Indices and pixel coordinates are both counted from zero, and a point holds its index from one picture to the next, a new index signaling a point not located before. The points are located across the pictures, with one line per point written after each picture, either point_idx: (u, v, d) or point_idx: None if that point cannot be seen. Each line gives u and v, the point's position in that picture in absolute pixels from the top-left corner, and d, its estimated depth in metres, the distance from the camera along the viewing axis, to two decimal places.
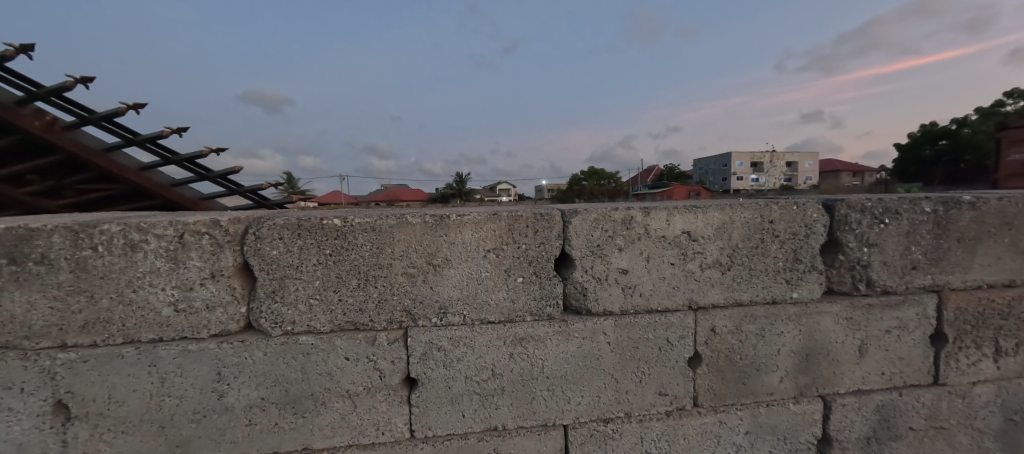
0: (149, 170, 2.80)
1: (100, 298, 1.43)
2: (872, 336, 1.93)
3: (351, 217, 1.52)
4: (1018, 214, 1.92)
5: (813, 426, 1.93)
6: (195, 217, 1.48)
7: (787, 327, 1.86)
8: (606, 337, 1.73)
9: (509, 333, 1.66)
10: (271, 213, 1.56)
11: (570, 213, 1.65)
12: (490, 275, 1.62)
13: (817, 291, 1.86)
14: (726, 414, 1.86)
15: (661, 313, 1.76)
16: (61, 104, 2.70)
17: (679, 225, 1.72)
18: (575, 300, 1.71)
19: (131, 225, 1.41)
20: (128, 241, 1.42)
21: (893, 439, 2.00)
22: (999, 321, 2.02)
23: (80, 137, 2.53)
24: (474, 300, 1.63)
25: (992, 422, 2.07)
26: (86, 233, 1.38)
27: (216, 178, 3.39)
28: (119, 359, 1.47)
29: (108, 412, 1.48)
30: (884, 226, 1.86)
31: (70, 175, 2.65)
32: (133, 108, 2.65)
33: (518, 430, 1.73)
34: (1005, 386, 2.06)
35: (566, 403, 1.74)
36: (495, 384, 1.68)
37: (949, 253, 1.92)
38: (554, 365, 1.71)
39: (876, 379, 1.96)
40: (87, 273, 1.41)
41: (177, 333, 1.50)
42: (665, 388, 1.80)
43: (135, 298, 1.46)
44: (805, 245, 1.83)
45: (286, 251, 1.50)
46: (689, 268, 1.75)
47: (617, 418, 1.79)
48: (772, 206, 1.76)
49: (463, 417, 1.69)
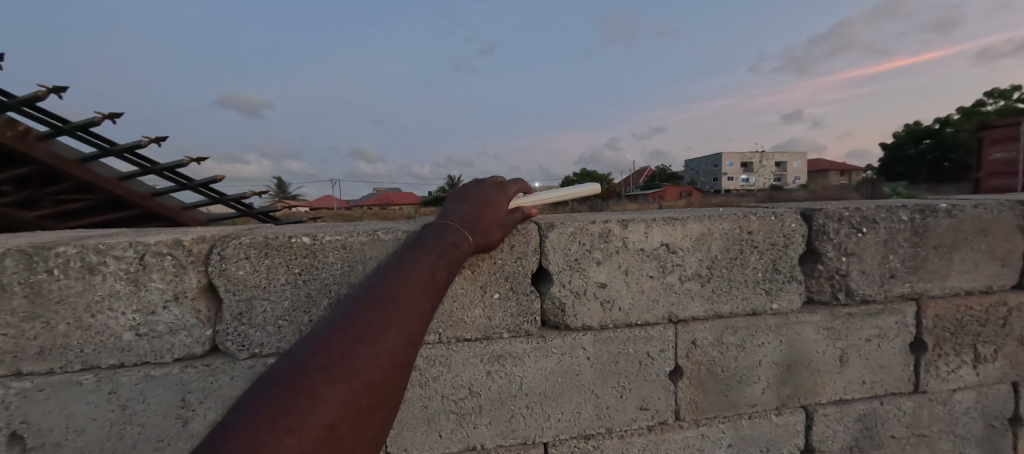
0: (130, 180, 2.73)
1: (56, 324, 1.37)
2: (853, 345, 1.93)
3: (321, 235, 1.48)
4: (992, 221, 1.95)
5: (795, 436, 1.92)
6: (158, 237, 1.43)
7: (767, 338, 1.85)
8: (585, 352, 1.71)
9: (486, 350, 1.63)
10: (239, 231, 1.52)
11: (547, 227, 1.61)
12: (465, 292, 1.58)
13: (797, 302, 1.85)
14: (708, 427, 1.84)
15: (641, 327, 1.74)
16: (35, 114, 2.63)
17: (657, 237, 1.70)
18: (553, 316, 1.68)
19: (88, 247, 1.35)
20: (85, 263, 1.36)
21: (876, 448, 1.99)
22: (977, 328, 2.03)
23: (56, 148, 2.46)
24: (449, 318, 1.59)
25: (973, 427, 2.07)
26: (41, 255, 1.32)
27: (198, 187, 3.33)
28: (77, 386, 1.40)
29: (66, 441, 1.42)
30: (862, 235, 1.86)
31: (49, 185, 2.58)
32: (110, 118, 2.60)
33: (496, 448, 1.69)
34: (984, 392, 2.06)
35: (545, 420, 1.71)
36: (473, 402, 1.65)
37: (926, 261, 1.93)
38: (532, 382, 1.68)
39: (857, 388, 1.95)
40: (42, 298, 1.35)
41: (140, 358, 1.45)
42: (645, 403, 1.78)
43: (94, 323, 1.40)
44: (784, 255, 1.82)
45: (253, 271, 1.46)
46: (668, 280, 1.73)
47: (598, 434, 1.76)
48: (750, 216, 1.76)
49: (440, 437, 1.65)
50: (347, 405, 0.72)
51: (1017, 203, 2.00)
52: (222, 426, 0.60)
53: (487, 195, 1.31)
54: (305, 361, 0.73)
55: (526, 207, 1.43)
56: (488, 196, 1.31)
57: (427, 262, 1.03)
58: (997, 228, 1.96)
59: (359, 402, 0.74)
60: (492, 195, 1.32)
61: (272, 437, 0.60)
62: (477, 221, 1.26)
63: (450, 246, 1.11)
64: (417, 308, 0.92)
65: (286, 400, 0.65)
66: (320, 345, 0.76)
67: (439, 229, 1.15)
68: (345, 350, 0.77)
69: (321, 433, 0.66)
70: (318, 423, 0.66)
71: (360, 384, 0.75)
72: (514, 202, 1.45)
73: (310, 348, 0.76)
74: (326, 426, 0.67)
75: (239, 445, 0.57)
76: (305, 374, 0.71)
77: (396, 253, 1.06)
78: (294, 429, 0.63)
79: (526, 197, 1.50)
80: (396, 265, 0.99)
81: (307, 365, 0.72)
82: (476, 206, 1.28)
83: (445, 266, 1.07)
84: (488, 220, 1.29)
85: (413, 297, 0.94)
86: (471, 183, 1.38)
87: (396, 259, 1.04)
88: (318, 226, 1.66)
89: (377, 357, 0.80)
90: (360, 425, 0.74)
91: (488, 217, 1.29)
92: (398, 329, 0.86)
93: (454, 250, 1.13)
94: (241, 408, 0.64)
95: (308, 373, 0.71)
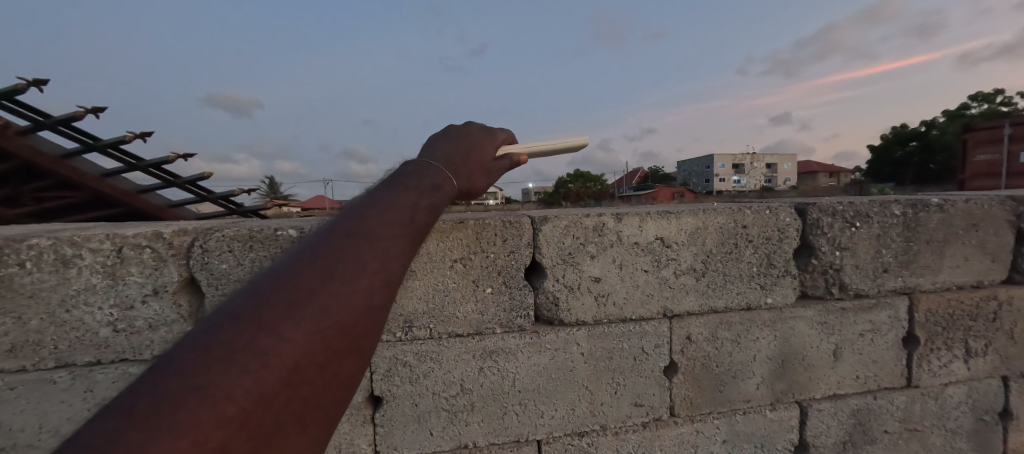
0: (114, 176, 2.65)
1: (28, 320, 1.31)
2: (847, 339, 1.92)
3: (308, 227, 1.44)
4: (983, 216, 1.96)
5: (790, 432, 1.91)
6: (136, 229, 1.38)
7: (761, 333, 1.84)
8: (579, 348, 1.68)
9: (478, 346, 1.59)
10: (222, 224, 1.47)
11: (540, 220, 1.59)
12: (457, 286, 1.55)
13: (791, 296, 1.85)
14: (702, 423, 1.82)
15: (635, 322, 1.72)
16: (13, 107, 2.54)
17: (652, 231, 1.68)
18: (547, 311, 1.65)
19: (63, 239, 1.30)
20: (59, 256, 1.30)
21: (869, 443, 1.99)
22: (968, 322, 2.03)
23: (35, 142, 2.38)
24: (440, 313, 1.55)
25: (964, 422, 2.08)
26: (12, 248, 1.26)
27: (184, 183, 3.25)
28: (51, 384, 1.35)
29: (38, 443, 1.36)
30: (855, 229, 1.86)
31: (30, 182, 2.49)
32: (91, 112, 2.53)
33: (489, 447, 1.66)
34: (975, 386, 2.07)
35: (539, 417, 1.68)
36: (465, 399, 1.61)
37: (919, 256, 1.93)
38: (525, 379, 1.64)
39: (851, 383, 1.95)
40: (13, 292, 1.28)
41: (117, 355, 1.39)
42: (640, 399, 1.75)
43: (69, 319, 1.34)
44: (779, 249, 1.81)
45: (236, 264, 1.41)
46: (663, 275, 1.71)
47: (592, 431, 1.74)
48: (744, 210, 1.75)
49: (431, 435, 1.61)
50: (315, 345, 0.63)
51: (1006, 198, 2.01)
52: (163, 365, 0.54)
53: (470, 145, 1.27)
54: (268, 296, 0.64)
55: (515, 154, 1.37)
56: (471, 145, 1.27)
57: (409, 199, 0.94)
58: (987, 223, 1.97)
59: (331, 344, 0.65)
60: (474, 143, 1.28)
61: (223, 379, 0.53)
62: (460, 165, 1.20)
63: (432, 188, 1.04)
64: (399, 246, 0.82)
65: (242, 338, 0.57)
66: (285, 279, 0.67)
67: (422, 171, 1.07)
68: (314, 286, 0.67)
69: (282, 375, 0.58)
70: (279, 365, 0.58)
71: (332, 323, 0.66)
72: (504, 149, 1.39)
73: (274, 281, 0.67)
74: (288, 366, 0.59)
75: (179, 389, 0.50)
76: (267, 309, 0.62)
77: (377, 188, 0.96)
78: (252, 370, 0.56)
79: (512, 146, 1.43)
80: (376, 199, 0.89)
81: (268, 301, 0.63)
82: (460, 150, 1.23)
83: (428, 207, 0.99)
84: (470, 167, 1.23)
85: (395, 234, 0.83)
86: (454, 130, 1.31)
87: (378, 194, 0.92)
88: (305, 219, 1.62)
89: (353, 297, 0.69)
90: (330, 368, 0.66)
91: (471, 163, 1.23)
92: (376, 266, 0.75)
93: (437, 193, 1.05)
94: (189, 346, 0.56)
95: (268, 309, 0.62)
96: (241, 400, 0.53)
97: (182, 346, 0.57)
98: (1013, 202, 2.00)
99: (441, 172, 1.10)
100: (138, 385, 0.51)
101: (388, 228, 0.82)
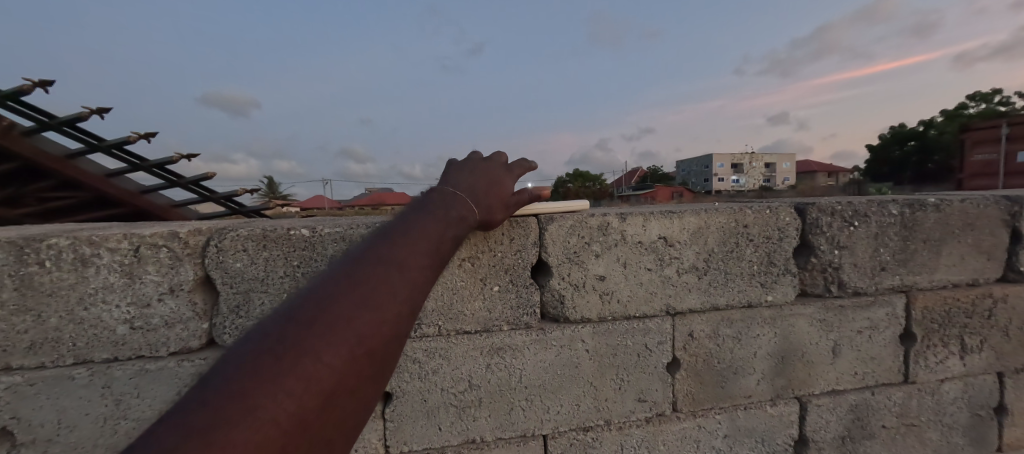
0: (119, 176, 2.67)
1: (48, 318, 1.34)
2: (845, 336, 1.97)
3: (320, 227, 1.47)
4: (978, 216, 2.00)
5: (790, 427, 1.95)
6: (153, 229, 1.41)
7: (762, 330, 1.88)
8: (584, 345, 1.72)
9: (486, 343, 1.63)
10: (236, 224, 1.50)
11: (546, 219, 1.62)
12: (465, 284, 1.58)
13: (790, 294, 1.88)
14: (704, 418, 1.86)
15: (639, 319, 1.76)
16: (20, 108, 2.57)
17: (655, 230, 1.72)
18: (553, 309, 1.69)
19: (81, 239, 1.33)
20: (78, 255, 1.33)
21: (867, 438, 2.03)
22: (964, 319, 2.08)
23: (42, 143, 2.40)
24: (449, 311, 1.59)
25: (960, 417, 2.12)
26: (32, 247, 1.29)
27: (189, 183, 3.28)
28: (69, 381, 1.38)
29: (57, 437, 1.39)
30: (853, 228, 1.90)
31: (36, 182, 2.52)
32: (98, 113, 2.56)
33: (496, 441, 1.69)
34: (971, 382, 2.11)
35: (545, 412, 1.71)
36: (472, 395, 1.65)
37: (916, 254, 1.97)
38: (531, 375, 1.68)
39: (850, 379, 1.99)
40: (33, 291, 1.32)
41: (134, 352, 1.42)
42: (644, 395, 1.79)
43: (87, 317, 1.37)
44: (778, 248, 1.85)
45: (251, 263, 1.45)
46: (666, 273, 1.75)
47: (596, 426, 1.77)
48: (745, 210, 1.79)
49: (440, 430, 1.64)
50: (347, 371, 0.67)
51: (1001, 198, 2.05)
52: (212, 381, 0.58)
53: (492, 174, 1.29)
54: (305, 319, 0.68)
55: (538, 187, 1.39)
56: (494, 172, 1.30)
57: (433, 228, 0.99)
58: (983, 222, 2.01)
59: (360, 369, 0.70)
60: (496, 171, 1.31)
61: (266, 399, 0.56)
62: (481, 195, 1.24)
63: (455, 215, 1.08)
64: (422, 277, 0.87)
65: (283, 361, 0.61)
66: (320, 303, 0.71)
67: (445, 197, 1.12)
68: (348, 313, 0.71)
69: (320, 398, 0.63)
70: (317, 387, 0.63)
71: (363, 349, 0.70)
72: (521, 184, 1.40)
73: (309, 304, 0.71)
74: (325, 390, 0.64)
75: (230, 408, 0.53)
76: (305, 332, 0.66)
77: (402, 216, 1.01)
78: (292, 394, 0.59)
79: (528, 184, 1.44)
80: (401, 228, 0.94)
81: (307, 325, 0.67)
82: (481, 179, 1.26)
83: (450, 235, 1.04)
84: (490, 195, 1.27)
85: (420, 265, 0.88)
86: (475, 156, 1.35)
87: (402, 222, 0.98)
88: (316, 220, 1.65)
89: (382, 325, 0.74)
90: (358, 393, 0.70)
91: (493, 192, 1.27)
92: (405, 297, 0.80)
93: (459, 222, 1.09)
94: (230, 365, 0.60)
95: (309, 333, 0.66)
96: (282, 421, 0.57)
97: (228, 364, 0.61)
98: (1008, 201, 2.05)
99: (462, 201, 1.15)
100: (190, 401, 0.54)
101: (412, 257, 0.88)
